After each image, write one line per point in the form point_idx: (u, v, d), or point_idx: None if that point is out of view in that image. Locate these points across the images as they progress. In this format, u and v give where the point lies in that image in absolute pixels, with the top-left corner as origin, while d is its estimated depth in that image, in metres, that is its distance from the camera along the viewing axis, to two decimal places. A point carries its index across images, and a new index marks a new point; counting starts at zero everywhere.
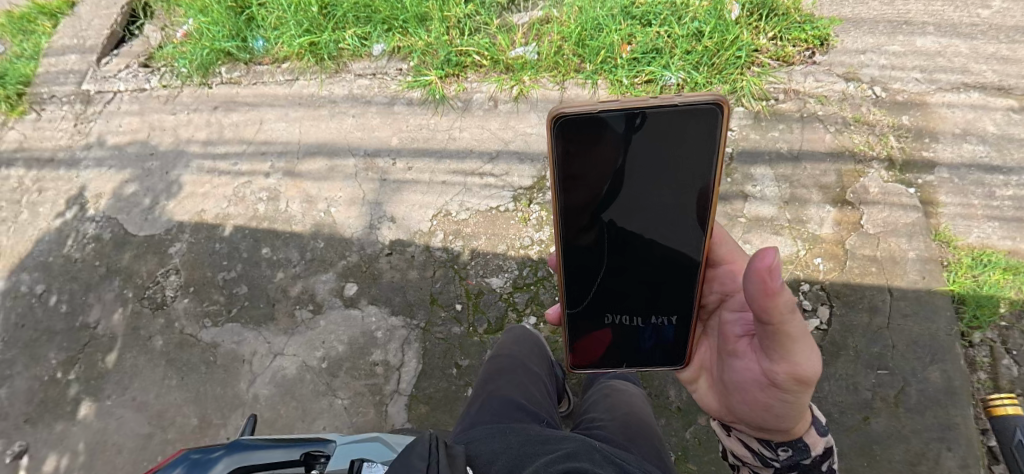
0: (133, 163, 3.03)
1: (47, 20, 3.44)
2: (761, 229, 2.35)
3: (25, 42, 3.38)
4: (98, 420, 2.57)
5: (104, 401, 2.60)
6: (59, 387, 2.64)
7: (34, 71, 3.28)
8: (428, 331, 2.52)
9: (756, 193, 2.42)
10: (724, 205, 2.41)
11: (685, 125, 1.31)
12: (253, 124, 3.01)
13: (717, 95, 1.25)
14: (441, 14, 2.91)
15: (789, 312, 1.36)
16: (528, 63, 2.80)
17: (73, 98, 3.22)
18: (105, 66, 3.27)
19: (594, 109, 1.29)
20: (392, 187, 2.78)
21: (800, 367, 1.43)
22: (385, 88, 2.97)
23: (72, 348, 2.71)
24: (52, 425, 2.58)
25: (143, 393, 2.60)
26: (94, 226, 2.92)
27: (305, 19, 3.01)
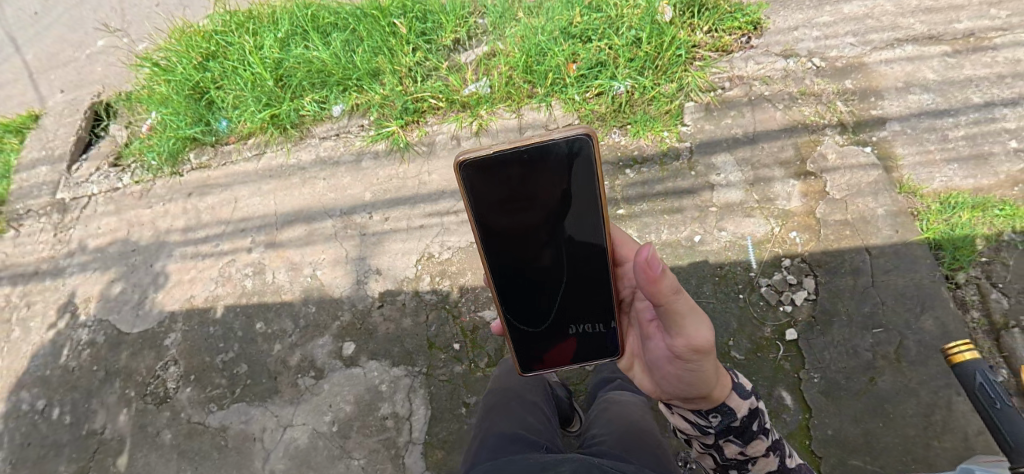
0: (116, 262, 3.06)
1: (14, 137, 3.55)
2: (733, 214, 2.43)
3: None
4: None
5: None
6: None
7: (7, 188, 3.35)
8: (431, 375, 2.54)
9: (721, 181, 2.50)
10: (694, 198, 2.49)
11: (566, 155, 1.47)
12: (228, 203, 3.06)
13: (586, 127, 1.42)
14: (390, 66, 2.98)
15: (675, 292, 1.49)
16: (483, 98, 2.86)
17: (49, 209, 3.26)
18: (75, 172, 3.33)
19: (484, 152, 1.46)
20: (373, 240, 2.82)
21: (696, 339, 1.54)
22: (350, 146, 3.03)
23: (82, 457, 2.69)
24: None
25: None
26: (87, 331, 2.93)
27: (263, 94, 3.08)
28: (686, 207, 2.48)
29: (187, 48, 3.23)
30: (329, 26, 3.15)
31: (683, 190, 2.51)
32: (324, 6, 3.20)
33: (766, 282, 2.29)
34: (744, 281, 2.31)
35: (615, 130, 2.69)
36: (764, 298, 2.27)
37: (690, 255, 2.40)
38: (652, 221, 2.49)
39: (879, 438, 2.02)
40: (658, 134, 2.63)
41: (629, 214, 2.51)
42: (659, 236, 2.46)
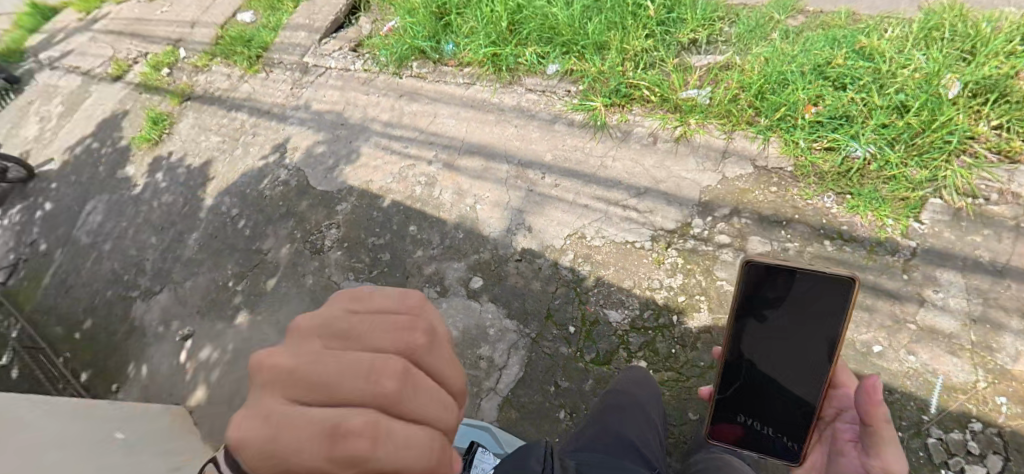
0: (327, 128, 3.43)
1: (291, 2, 4.03)
2: (934, 343, 2.09)
3: (272, 17, 4.00)
4: (247, 330, 3.01)
5: (257, 316, 3.03)
6: (227, 293, 3.14)
7: (272, 40, 3.85)
8: (537, 342, 2.57)
9: (937, 301, 2.15)
10: (895, 304, 2.17)
11: (827, 288, 1.57)
12: (428, 116, 3.24)
13: (852, 274, 1.52)
14: (619, 45, 2.85)
15: (886, 422, 1.60)
16: (699, 107, 2.69)
17: (294, 67, 3.71)
18: (323, 45, 3.71)
19: (759, 265, 1.58)
20: (536, 199, 2.85)
21: (892, 466, 1.63)
22: (550, 106, 3.01)
23: (245, 265, 3.19)
24: (216, 322, 3.08)
25: (284, 317, 2.98)
26: (285, 173, 3.38)
27: (493, 32, 3.12)
28: (879, 309, 2.18)
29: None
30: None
31: (884, 291, 2.20)
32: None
33: (938, 434, 1.97)
34: (912, 419, 2.01)
35: (830, 193, 2.42)
36: (926, 450, 1.96)
37: (858, 362, 2.12)
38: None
39: None
40: (880, 218, 2.32)
41: None
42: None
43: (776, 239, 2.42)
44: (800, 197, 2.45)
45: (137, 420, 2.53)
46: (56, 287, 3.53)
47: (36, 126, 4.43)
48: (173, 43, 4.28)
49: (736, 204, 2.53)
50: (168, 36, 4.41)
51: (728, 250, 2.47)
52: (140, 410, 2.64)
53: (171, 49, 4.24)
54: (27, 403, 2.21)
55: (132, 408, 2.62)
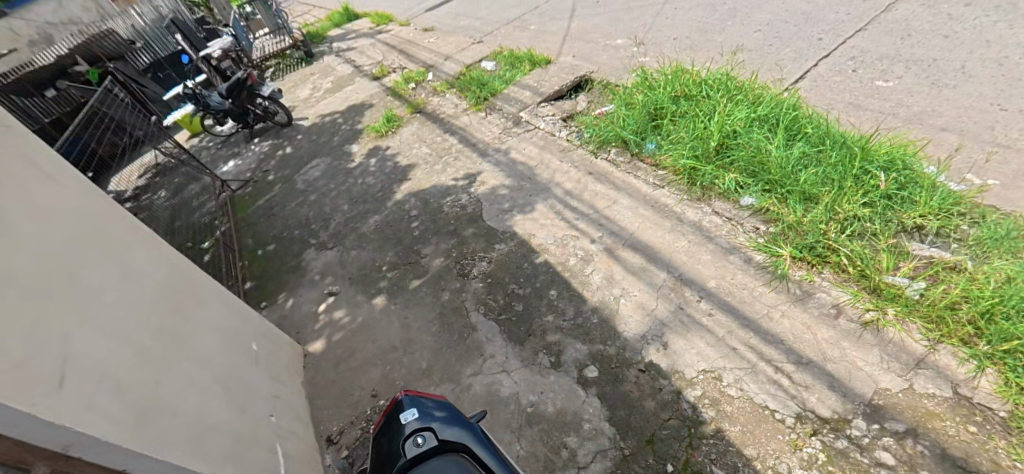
0: (515, 175, 3.57)
1: (529, 65, 4.34)
2: None
3: (508, 72, 4.34)
4: (379, 312, 3.18)
5: (391, 304, 3.20)
6: (376, 274, 3.38)
7: (501, 90, 4.19)
8: (628, 461, 2.36)
9: None
10: None
11: None
12: (608, 200, 3.21)
13: None
14: (830, 202, 2.61)
15: None
16: (904, 299, 2.34)
17: (509, 118, 3.97)
18: (541, 108, 3.91)
19: None
20: (683, 321, 2.65)
21: None
22: (732, 236, 2.81)
23: (401, 259, 3.41)
24: (357, 294, 3.32)
25: (412, 318, 3.10)
26: (466, 199, 3.58)
27: (700, 148, 3.05)
28: None
29: (676, 81, 3.34)
30: (803, 132, 2.89)
31: None
32: (810, 117, 2.96)
33: None
34: None
35: None
36: None
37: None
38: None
39: None
40: None
41: None
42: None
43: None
44: (1005, 454, 2.02)
45: (266, 342, 2.73)
46: (264, 209, 4.12)
47: (308, 91, 5.34)
48: (425, 67, 4.88)
49: (915, 424, 2.14)
50: (425, 60, 5.01)
51: (886, 472, 2.09)
52: (272, 333, 2.84)
53: (423, 71, 4.81)
54: (206, 288, 2.44)
55: (269, 328, 2.82)
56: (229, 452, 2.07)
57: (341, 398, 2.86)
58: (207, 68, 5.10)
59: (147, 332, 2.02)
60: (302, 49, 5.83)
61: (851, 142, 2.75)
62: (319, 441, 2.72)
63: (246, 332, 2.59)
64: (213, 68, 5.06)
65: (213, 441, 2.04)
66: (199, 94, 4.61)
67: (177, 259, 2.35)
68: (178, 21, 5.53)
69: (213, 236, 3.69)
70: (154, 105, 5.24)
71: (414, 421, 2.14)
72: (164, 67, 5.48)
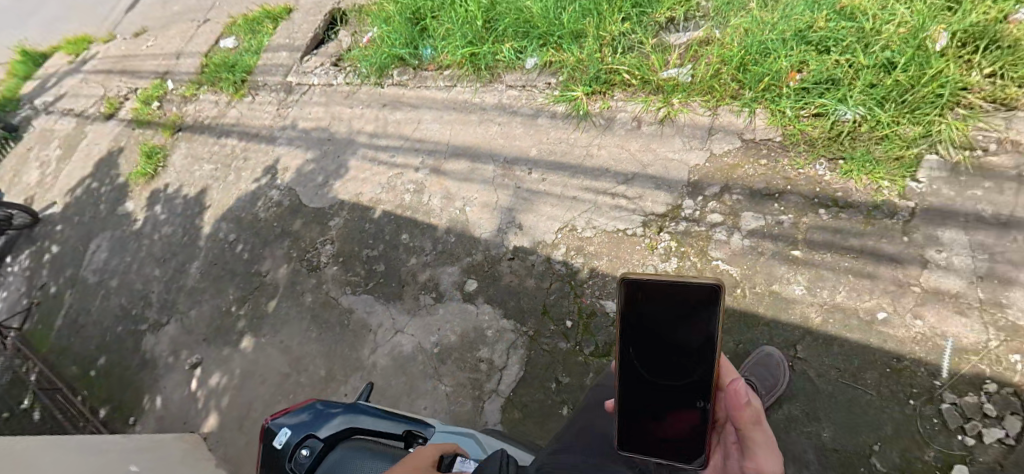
0: (314, 145, 3.43)
1: (271, 23, 4.03)
2: (940, 304, 2.13)
3: (253, 40, 4.01)
4: (253, 353, 2.99)
5: (261, 338, 3.01)
6: (230, 319, 3.12)
7: (255, 63, 3.88)
8: (535, 340, 2.55)
9: (939, 260, 2.17)
10: (894, 268, 2.21)
11: (699, 299, 1.56)
12: (413, 122, 3.22)
13: (717, 281, 1.52)
14: (596, 31, 2.83)
15: (755, 424, 1.58)
16: (680, 86, 2.66)
17: (278, 87, 3.74)
18: (306, 62, 3.72)
19: (657, 277, 1.55)
20: (526, 197, 2.80)
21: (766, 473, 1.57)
22: (532, 100, 2.98)
23: (246, 289, 3.17)
24: (221, 348, 3.07)
25: (288, 339, 2.95)
26: (277, 193, 3.38)
27: (470, 32, 3.09)
28: (881, 275, 2.21)
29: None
30: None
31: (882, 256, 2.23)
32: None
33: (952, 399, 2.01)
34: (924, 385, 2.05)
35: (822, 161, 2.42)
36: (941, 415, 2.00)
37: (863, 331, 2.16)
38: (830, 277, 2.25)
39: None
40: (875, 181, 2.32)
41: (804, 258, 2.30)
42: (831, 297, 2.23)
43: (769, 212, 2.40)
44: (790, 167, 2.44)
45: (147, 453, 2.50)
46: (66, 327, 3.53)
47: (38, 172, 4.54)
48: (160, 77, 4.30)
49: (726, 180, 2.50)
50: (154, 69, 4.41)
51: (721, 228, 2.44)
52: (153, 444, 2.62)
53: (158, 81, 4.25)
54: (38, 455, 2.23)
55: (146, 443, 2.60)
56: None
57: None
58: None
59: None
60: None
61: None
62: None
63: (116, 460, 2.36)
64: None
65: None
66: None
67: None
68: None
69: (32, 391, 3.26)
70: None
71: (292, 437, 1.90)
72: None
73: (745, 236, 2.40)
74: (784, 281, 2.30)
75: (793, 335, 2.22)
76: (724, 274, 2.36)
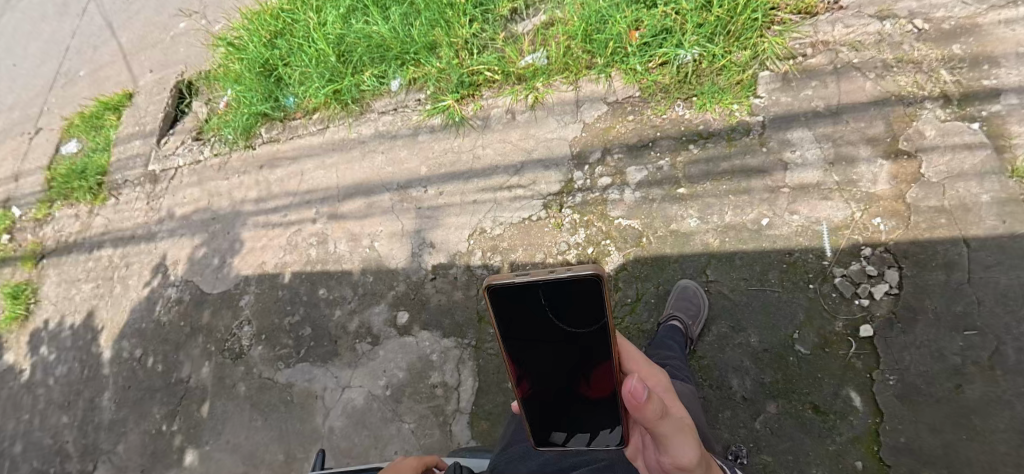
0: (200, 229, 3.27)
1: (112, 114, 3.83)
2: (809, 196, 2.36)
3: (98, 137, 3.80)
4: (201, 464, 2.81)
5: (204, 446, 2.83)
6: (165, 438, 2.92)
7: (108, 161, 3.66)
8: (480, 348, 2.58)
9: (796, 159, 2.41)
10: (764, 177, 2.43)
11: (578, 288, 1.53)
12: (296, 176, 3.16)
13: (595, 268, 1.46)
14: (448, 40, 2.87)
15: (660, 418, 1.60)
16: (539, 70, 2.78)
17: (143, 179, 3.55)
18: (165, 145, 3.56)
19: (524, 279, 1.51)
20: (429, 214, 2.83)
21: (680, 458, 1.64)
22: (407, 120, 3.02)
23: (172, 402, 2.97)
24: (165, 471, 2.86)
25: (234, 436, 2.80)
26: (175, 290, 3.19)
27: (326, 70, 3.07)
28: (754, 187, 2.43)
29: (258, 26, 3.25)
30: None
31: (752, 169, 2.45)
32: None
33: (841, 272, 2.24)
34: (816, 268, 2.27)
35: (679, 102, 2.62)
36: (838, 290, 2.23)
37: (756, 240, 2.36)
38: (715, 202, 2.45)
39: (960, 450, 2.00)
40: (726, 107, 2.55)
41: (691, 194, 2.48)
42: (722, 219, 2.42)
43: (648, 162, 2.57)
44: (655, 115, 2.63)
45: None
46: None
47: None
48: (2, 206, 3.88)
49: (604, 144, 2.65)
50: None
51: (613, 189, 2.58)
52: None
53: (1, 212, 3.83)
54: None
55: None
56: None
57: None
58: None
59: None
60: None
61: None
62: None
63: None
64: None
65: None
66: None
67: None
68: None
69: None
70: None
71: None
72: None
73: (636, 189, 2.55)
74: (678, 218, 2.47)
75: (701, 262, 2.40)
76: (628, 230, 2.50)
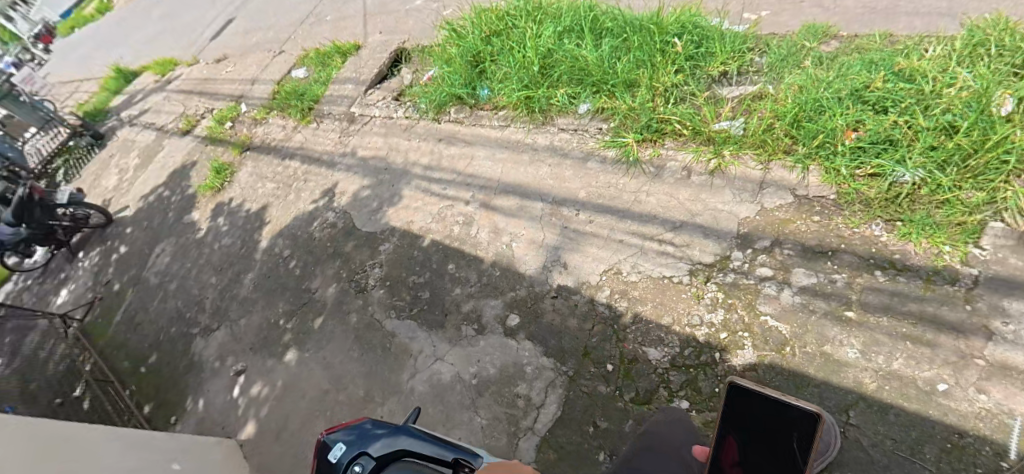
0: (371, 173, 3.56)
1: (340, 58, 4.24)
2: (1012, 381, 2.04)
3: (322, 73, 4.23)
4: (296, 366, 3.07)
5: (305, 352, 3.10)
6: (278, 331, 3.24)
7: (322, 94, 4.09)
8: (575, 381, 2.51)
9: (1007, 332, 2.10)
10: (959, 338, 2.13)
11: (797, 417, 1.81)
12: (465, 158, 3.31)
13: (819, 409, 1.77)
14: (649, 82, 2.88)
15: None
16: (732, 138, 2.68)
17: (341, 117, 3.93)
18: (369, 96, 3.88)
19: (758, 390, 1.86)
20: (572, 235, 2.84)
21: None
22: (583, 144, 3.04)
23: (295, 304, 3.29)
24: (267, 358, 3.17)
25: (331, 355, 3.02)
26: (333, 215, 3.51)
27: (526, 76, 3.20)
28: (942, 344, 2.14)
29: (481, 22, 3.46)
30: (604, 28, 3.15)
31: (945, 324, 2.16)
32: (607, 12, 3.21)
33: None
34: (990, 465, 1.96)
35: (878, 221, 2.38)
36: None
37: (923, 402, 2.08)
38: (886, 341, 2.19)
39: None
40: (935, 245, 2.27)
41: (859, 321, 2.25)
42: (887, 363, 2.16)
43: (821, 270, 2.37)
44: (846, 226, 2.41)
45: (190, 453, 2.60)
46: (126, 324, 3.76)
47: (117, 178, 4.88)
48: (235, 99, 4.60)
49: (776, 235, 2.48)
50: (231, 92, 4.70)
51: (770, 283, 2.41)
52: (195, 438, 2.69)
53: (233, 104, 4.54)
54: (93, 442, 2.30)
55: (187, 436, 2.68)
56: None
57: (297, 462, 2.77)
58: None
59: None
60: (86, 133, 5.30)
61: (644, 21, 3.04)
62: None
63: (160, 456, 2.46)
64: None
65: None
66: None
67: (49, 430, 2.20)
68: None
69: (83, 377, 3.43)
70: None
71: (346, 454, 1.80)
72: None
73: (797, 292, 2.36)
74: (840, 343, 2.24)
75: (846, 399, 2.14)
76: (774, 331, 2.32)
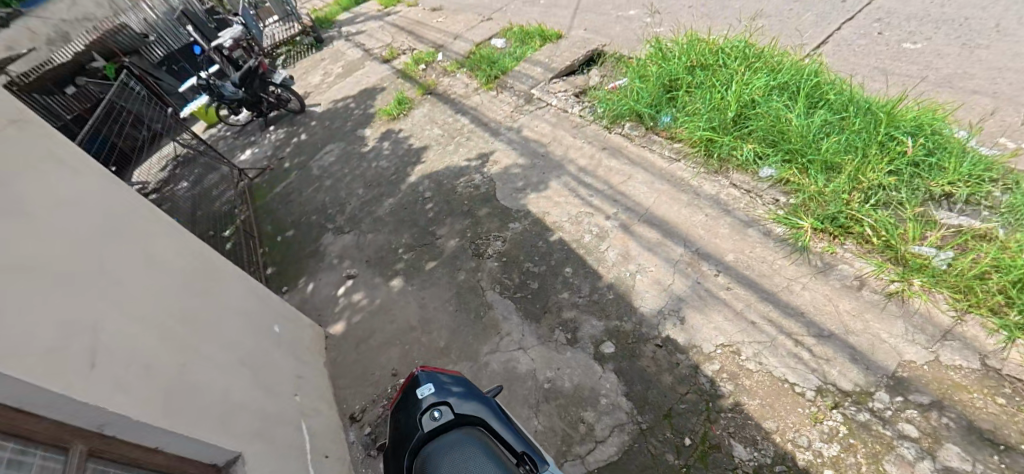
0: (528, 154, 3.53)
1: (539, 41, 4.27)
2: None
3: (519, 49, 4.29)
4: (396, 294, 3.14)
5: (408, 285, 3.16)
6: (393, 257, 3.33)
7: (512, 68, 4.15)
8: (645, 435, 2.31)
9: None
10: None
11: None
12: (622, 175, 3.17)
13: None
14: (854, 170, 2.58)
15: None
16: (930, 269, 2.32)
17: (520, 95, 3.94)
18: (552, 84, 3.86)
19: None
20: (702, 294, 2.61)
21: None
22: (751, 208, 2.79)
23: (416, 241, 3.37)
24: (374, 277, 3.28)
25: (429, 298, 3.05)
26: (480, 179, 3.54)
27: (718, 118, 3.01)
28: None
29: (692, 50, 3.28)
30: (825, 99, 2.84)
31: None
32: (833, 82, 2.90)
33: None
34: None
35: None
36: None
37: None
38: None
39: None
40: None
41: None
42: None
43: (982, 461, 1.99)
44: None
45: (289, 324, 2.72)
46: (280, 196, 4.12)
47: (319, 77, 5.34)
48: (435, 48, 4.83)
49: (939, 396, 2.13)
50: (435, 40, 4.97)
51: (910, 443, 2.07)
52: (295, 316, 2.83)
53: (432, 51, 4.77)
54: (226, 273, 2.41)
55: (291, 310, 2.81)
56: (256, 431, 2.07)
57: (362, 377, 2.83)
58: (220, 59, 5.07)
59: (170, 318, 2.02)
60: (312, 34, 5.87)
61: (876, 108, 2.70)
62: (342, 417, 2.70)
63: (267, 314, 2.57)
64: (225, 58, 5.03)
65: (239, 419, 2.03)
66: (214, 84, 4.58)
67: (196, 245, 2.32)
68: (190, 13, 5.40)
69: (235, 224, 3.73)
70: (170, 97, 5.23)
71: (430, 396, 2.10)
72: (177, 59, 5.41)
73: (938, 469, 2.01)
74: None
75: None
76: None
